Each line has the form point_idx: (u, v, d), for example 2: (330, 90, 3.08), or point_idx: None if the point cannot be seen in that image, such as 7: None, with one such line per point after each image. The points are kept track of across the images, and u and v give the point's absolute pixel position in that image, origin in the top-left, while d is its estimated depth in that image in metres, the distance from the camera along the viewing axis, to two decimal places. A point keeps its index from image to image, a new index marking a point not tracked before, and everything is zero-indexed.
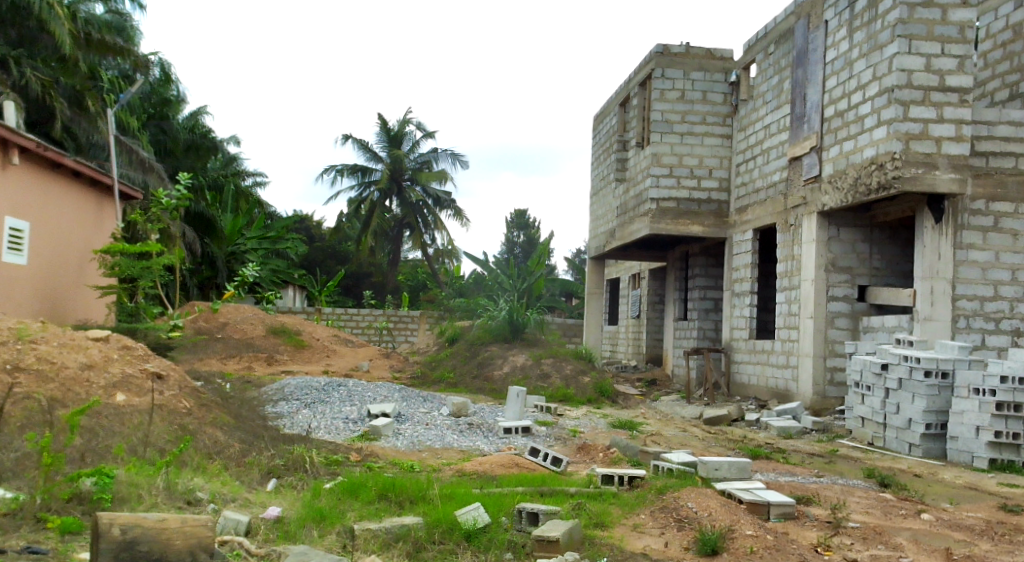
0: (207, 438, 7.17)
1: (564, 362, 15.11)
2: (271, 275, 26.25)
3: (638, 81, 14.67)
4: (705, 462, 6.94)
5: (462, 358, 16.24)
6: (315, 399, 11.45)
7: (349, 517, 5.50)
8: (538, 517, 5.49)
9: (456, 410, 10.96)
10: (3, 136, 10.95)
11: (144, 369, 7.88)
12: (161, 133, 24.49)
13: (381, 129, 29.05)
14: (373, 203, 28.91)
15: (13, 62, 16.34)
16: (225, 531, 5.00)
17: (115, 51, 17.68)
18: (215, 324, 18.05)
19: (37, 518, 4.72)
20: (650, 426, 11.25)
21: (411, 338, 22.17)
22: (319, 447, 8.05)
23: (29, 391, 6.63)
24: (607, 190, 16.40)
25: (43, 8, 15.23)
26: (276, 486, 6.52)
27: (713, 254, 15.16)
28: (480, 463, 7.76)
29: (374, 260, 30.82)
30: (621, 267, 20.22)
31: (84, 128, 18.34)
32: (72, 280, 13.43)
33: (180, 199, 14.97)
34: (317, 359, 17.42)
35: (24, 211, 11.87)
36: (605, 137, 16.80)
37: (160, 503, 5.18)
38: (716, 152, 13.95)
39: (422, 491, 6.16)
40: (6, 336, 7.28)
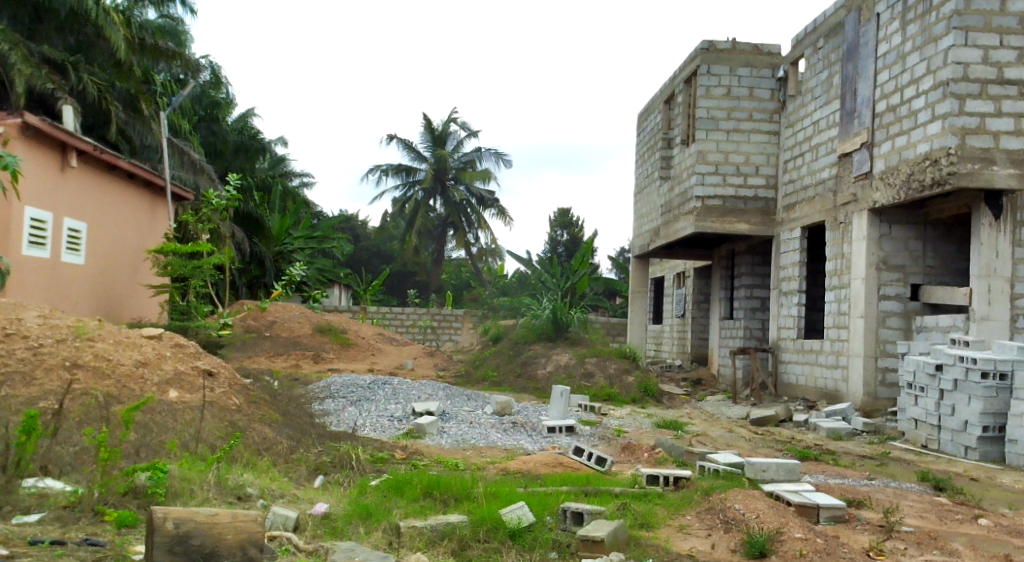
0: (256, 435, 7.29)
1: (607, 361, 15.05)
2: (317, 274, 26.57)
3: (683, 78, 14.54)
4: (752, 463, 6.89)
5: (506, 357, 16.28)
6: (360, 397, 11.58)
7: (395, 514, 5.54)
8: (583, 517, 5.48)
9: (500, 409, 10.98)
10: (62, 140, 11.21)
11: (196, 366, 8.04)
12: (211, 134, 24.89)
13: (425, 129, 29.29)
14: (417, 203, 29.13)
15: (71, 67, 16.75)
16: (274, 527, 5.08)
17: (168, 55, 18.03)
18: (263, 322, 18.31)
19: (95, 511, 4.85)
20: (695, 426, 11.16)
21: (456, 338, 22.13)
22: (365, 444, 8.14)
23: (87, 387, 6.81)
24: (652, 188, 16.27)
25: (100, 14, 15.59)
26: (323, 484, 6.59)
27: (759, 252, 14.97)
28: (524, 462, 7.78)
29: (419, 259, 31.00)
30: (666, 266, 20.05)
31: (138, 130, 18.75)
32: (127, 279, 13.75)
33: (230, 200, 15.24)
34: (363, 357, 17.61)
35: (82, 212, 12.15)
36: (649, 135, 16.66)
37: (212, 498, 5.31)
38: (763, 149, 13.79)
39: (467, 489, 6.19)
40: (65, 333, 7.48)
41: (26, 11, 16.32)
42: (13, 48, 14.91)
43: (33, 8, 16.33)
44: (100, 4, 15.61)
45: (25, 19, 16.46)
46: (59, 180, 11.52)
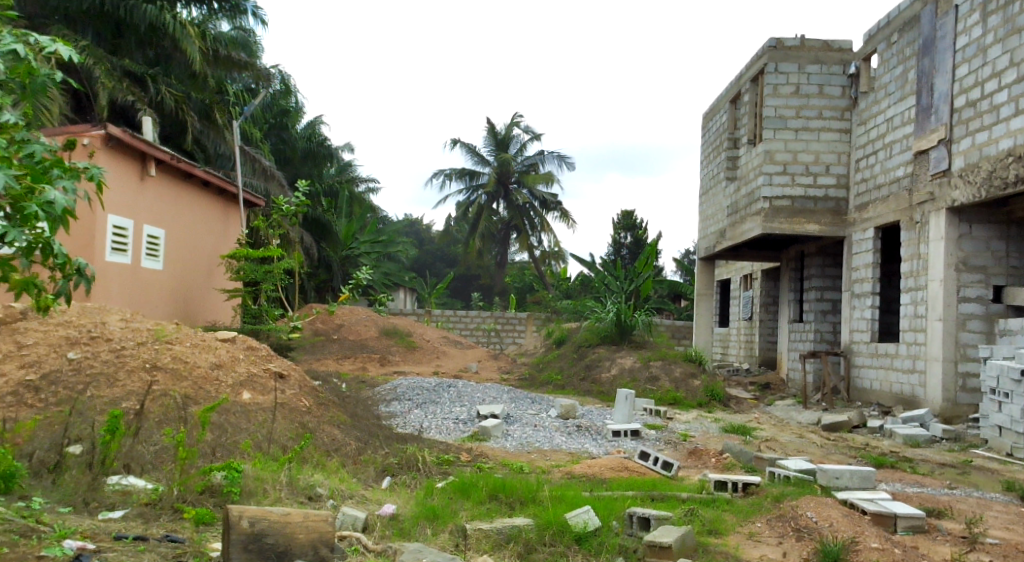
0: (326, 436, 7.43)
1: (673, 364, 14.90)
2: (383, 277, 26.93)
3: (750, 77, 14.33)
4: (825, 470, 6.75)
5: (570, 360, 16.27)
6: (425, 399, 11.69)
7: (461, 517, 5.57)
8: (650, 522, 5.45)
9: (564, 412, 10.97)
10: (142, 149, 11.59)
11: (268, 369, 8.26)
12: (281, 142, 25.51)
13: (489, 133, 29.52)
14: (480, 206, 29.34)
15: (149, 80, 17.36)
16: (344, 526, 5.17)
17: (240, 66, 18.53)
18: (331, 326, 18.65)
19: (174, 509, 4.98)
20: (764, 431, 10.96)
21: (519, 341, 22.16)
22: (431, 446, 8.22)
23: (166, 389, 7.03)
24: (717, 189, 16.05)
25: (176, 28, 16.16)
26: (391, 484, 6.68)
27: (830, 253, 14.63)
28: (589, 465, 7.76)
29: (483, 262, 31.14)
30: (732, 268, 19.77)
31: (212, 139, 19.32)
32: (202, 284, 14.13)
33: (299, 206, 15.55)
34: (428, 360, 17.78)
35: (160, 219, 12.54)
36: (715, 135, 16.43)
37: (283, 497, 5.43)
38: (833, 148, 13.46)
39: (532, 492, 6.20)
40: (145, 337, 7.78)
41: (109, 27, 16.96)
42: (97, 63, 15.52)
43: (114, 24, 16.96)
44: (176, 18, 16.28)
45: (108, 34, 17.16)
46: (139, 188, 11.91)
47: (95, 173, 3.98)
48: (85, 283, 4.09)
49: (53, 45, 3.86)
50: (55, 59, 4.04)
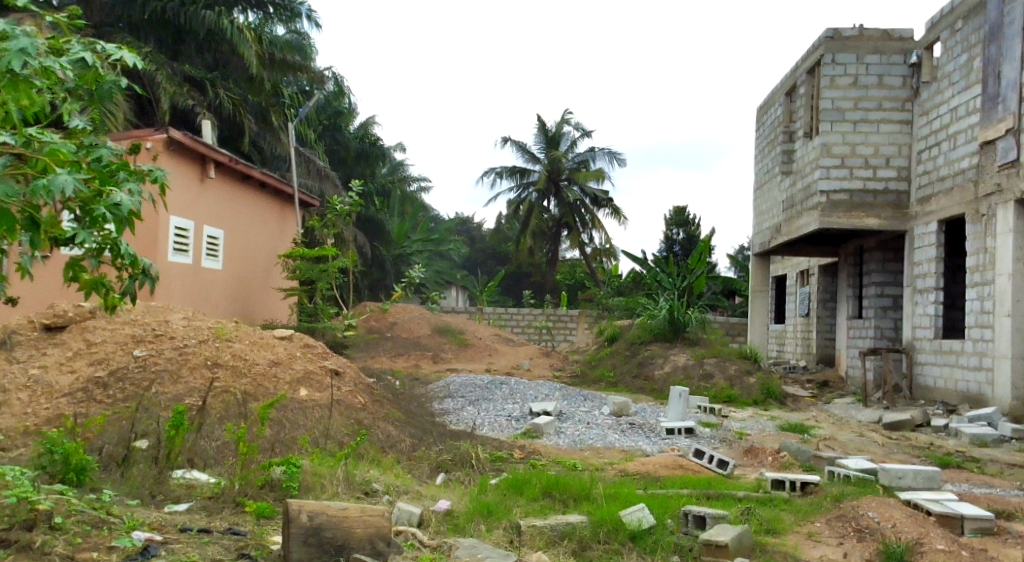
0: (381, 432, 7.53)
1: (727, 362, 14.72)
2: (434, 276, 27.11)
3: (806, 68, 14.10)
4: (887, 470, 6.62)
5: (622, 357, 16.19)
6: (478, 396, 11.76)
7: (515, 513, 5.60)
8: (705, 520, 5.40)
9: (617, 409, 10.94)
10: (202, 152, 11.86)
11: (324, 366, 8.41)
12: (335, 142, 25.89)
13: (540, 131, 29.51)
14: (531, 204, 29.36)
15: (208, 84, 17.76)
16: (400, 522, 5.22)
17: (295, 68, 18.74)
18: (384, 323, 18.85)
19: (236, 502, 5.10)
20: (823, 429, 10.78)
21: (571, 338, 22.11)
22: (484, 443, 8.27)
23: (226, 385, 7.20)
24: (772, 183, 15.80)
25: (234, 33, 16.56)
26: (445, 481, 6.73)
27: (891, 248, 14.30)
28: (643, 463, 7.72)
29: (534, 260, 31.12)
30: (788, 264, 19.46)
31: (268, 141, 19.69)
32: (259, 284, 14.40)
33: (353, 205, 15.76)
34: (480, 358, 17.86)
35: (219, 220, 12.82)
36: (769, 128, 16.18)
37: (341, 493, 5.52)
38: (894, 140, 13.15)
39: (586, 489, 6.19)
40: (206, 334, 7.99)
41: (170, 32, 17.43)
42: (158, 68, 15.95)
43: (175, 30, 17.42)
44: (234, 23, 16.68)
45: (169, 40, 17.64)
46: (199, 191, 12.19)
47: (159, 176, 4.10)
48: (150, 282, 4.18)
49: (118, 53, 3.97)
50: (121, 66, 4.16)
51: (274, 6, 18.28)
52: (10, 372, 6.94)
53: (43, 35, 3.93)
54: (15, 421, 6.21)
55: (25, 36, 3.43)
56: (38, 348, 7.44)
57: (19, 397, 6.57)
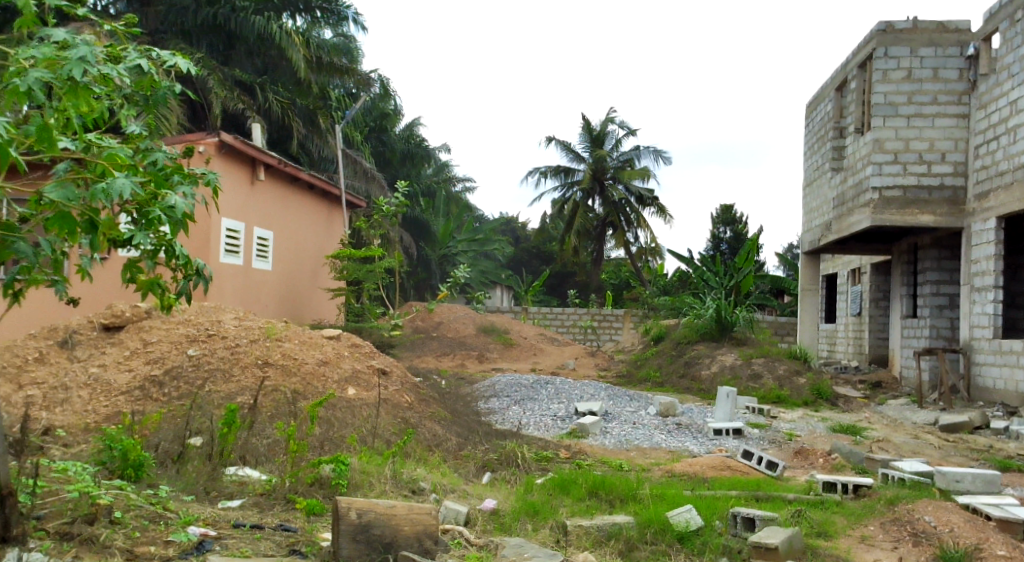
0: (427, 431, 7.59)
1: (776, 362, 14.53)
2: (479, 275, 27.21)
3: (857, 63, 13.88)
4: (944, 473, 6.48)
5: (669, 357, 16.08)
6: (524, 395, 11.78)
7: (562, 513, 5.60)
8: (754, 523, 5.35)
9: (664, 410, 10.87)
10: (252, 154, 12.07)
11: (371, 365, 8.52)
12: (381, 144, 26.16)
13: (584, 129, 29.42)
14: (576, 203, 29.29)
15: (258, 88, 18.10)
16: (446, 520, 5.25)
17: (342, 71, 18.96)
18: (430, 323, 18.98)
19: (287, 500, 5.18)
20: (875, 431, 10.58)
21: (616, 338, 22.01)
22: (530, 443, 8.28)
23: (277, 384, 7.32)
24: (822, 180, 15.54)
25: (283, 38, 16.84)
26: (491, 480, 6.75)
27: (947, 245, 13.98)
28: (691, 464, 7.66)
29: (579, 260, 31.03)
30: (839, 262, 19.14)
31: (316, 144, 19.97)
32: (308, 284, 14.60)
33: (400, 206, 15.90)
34: (525, 358, 17.88)
35: (269, 221, 13.03)
36: (819, 124, 15.93)
37: (389, 491, 5.58)
38: (950, 134, 12.83)
39: (632, 490, 6.16)
40: (257, 334, 8.13)
41: (221, 38, 17.79)
42: (210, 73, 16.29)
43: (226, 35, 17.78)
44: (283, 27, 16.95)
45: (220, 46, 18.00)
46: (249, 193, 12.41)
47: (211, 178, 4.20)
48: (203, 283, 4.27)
49: (173, 58, 4.06)
50: (175, 72, 4.26)
51: (322, 10, 18.51)
52: (71, 371, 7.15)
53: (100, 43, 4.05)
54: (76, 419, 6.38)
55: (84, 44, 3.53)
56: (98, 348, 7.68)
57: (80, 395, 6.77)
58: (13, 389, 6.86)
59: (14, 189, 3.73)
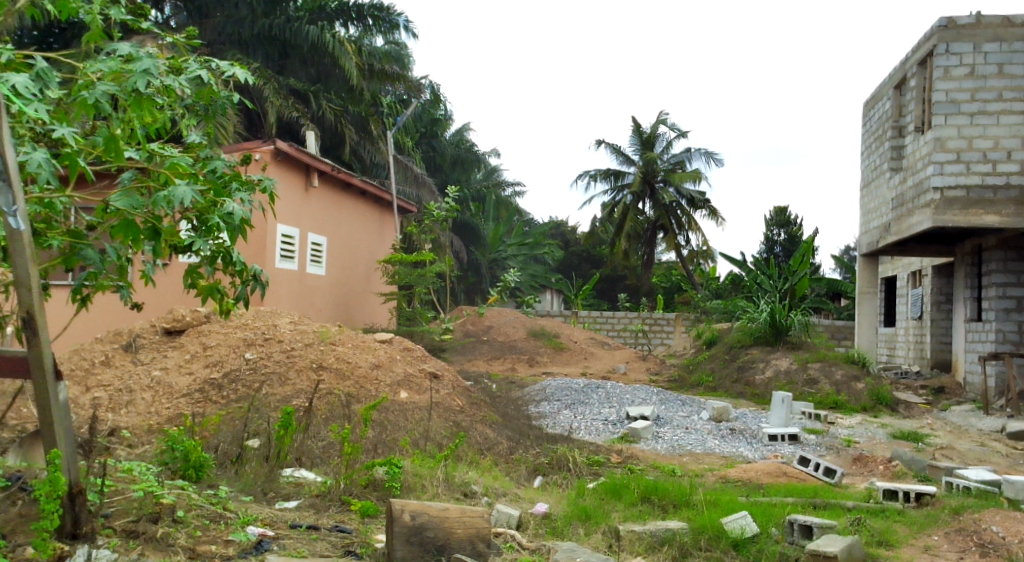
0: (479, 434, 7.64)
1: (834, 366, 14.27)
2: (529, 279, 27.22)
3: (917, 60, 13.57)
4: (1012, 482, 6.29)
5: (722, 361, 15.90)
6: (575, 399, 11.76)
7: (614, 518, 5.57)
8: (812, 530, 5.24)
9: (717, 414, 10.75)
10: (306, 161, 12.26)
11: (423, 369, 8.61)
12: (432, 149, 26.42)
13: (635, 132, 29.29)
14: (626, 206, 29.14)
15: (312, 96, 18.47)
16: (499, 523, 5.26)
17: (394, 78, 19.17)
18: (481, 327, 19.06)
19: (342, 501, 5.24)
20: (938, 438, 10.31)
21: (668, 341, 21.84)
22: (582, 447, 8.26)
23: (331, 388, 7.43)
24: (880, 181, 15.20)
25: (336, 46, 17.11)
26: (542, 484, 6.76)
27: (1013, 245, 13.57)
28: (745, 470, 7.56)
29: (629, 263, 30.83)
30: (898, 265, 18.72)
31: (368, 150, 20.22)
32: (361, 288, 14.76)
33: (451, 211, 16.01)
34: (576, 362, 17.84)
35: (322, 227, 13.21)
36: (877, 124, 15.60)
37: (441, 493, 5.62)
38: (1015, 132, 12.45)
39: (686, 495, 6.11)
40: (312, 338, 8.28)
41: (277, 48, 18.16)
42: (266, 82, 16.64)
43: (281, 45, 18.14)
44: (336, 36, 17.23)
45: (275, 55, 18.36)
46: (304, 199, 12.62)
47: (269, 185, 4.29)
48: (260, 288, 4.33)
49: (231, 69, 4.15)
50: (233, 83, 4.36)
51: (374, 18, 18.65)
52: (135, 374, 7.36)
53: (163, 56, 4.17)
54: (140, 420, 6.56)
55: (148, 56, 3.63)
56: (160, 351, 7.89)
57: (143, 397, 6.95)
58: (81, 391, 7.08)
59: (82, 197, 3.86)
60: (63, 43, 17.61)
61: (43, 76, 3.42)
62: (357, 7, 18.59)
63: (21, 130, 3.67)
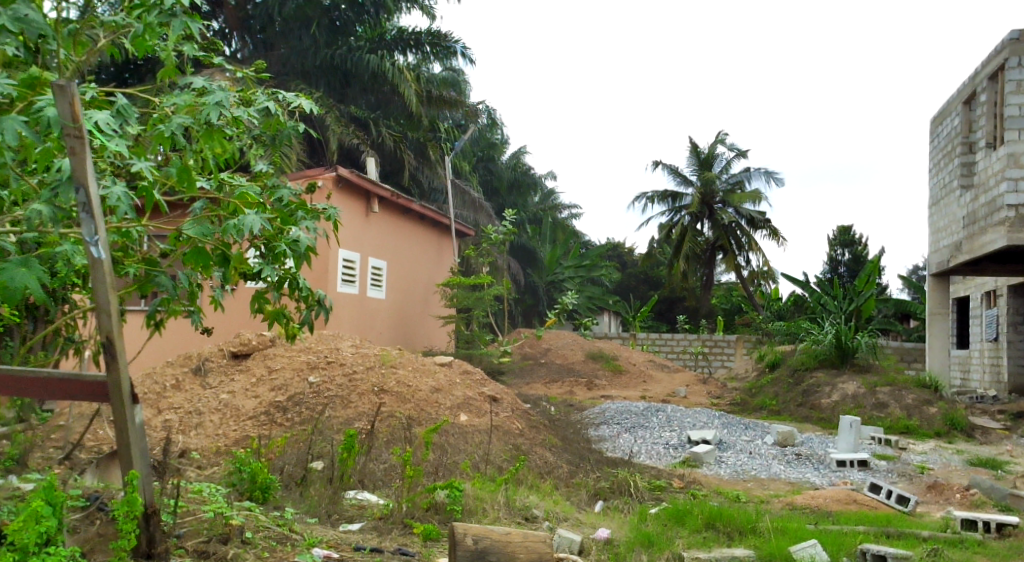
0: (539, 458, 7.60)
1: (904, 391, 13.86)
2: (587, 301, 27.11)
3: (987, 74, 13.16)
4: None
5: (785, 385, 15.56)
6: (634, 423, 11.63)
7: (678, 544, 5.48)
8: (886, 560, 5.09)
9: (782, 439, 10.53)
10: (366, 187, 12.44)
11: (482, 393, 8.63)
12: (489, 173, 26.70)
13: (692, 153, 29.10)
14: (684, 227, 28.88)
15: (372, 123, 18.80)
16: (560, 549, 5.22)
17: (452, 104, 19.36)
18: (539, 350, 19.04)
19: (404, 524, 5.25)
20: (1018, 466, 9.90)
21: (728, 364, 21.49)
22: (643, 471, 8.15)
23: (392, 411, 7.48)
24: (951, 199, 14.79)
25: (395, 74, 17.57)
26: (604, 509, 6.67)
27: None
28: (814, 496, 7.37)
29: (687, 285, 30.42)
30: (970, 284, 18.15)
31: (426, 175, 20.45)
32: (419, 311, 14.88)
33: (508, 234, 16.08)
34: (635, 385, 17.65)
35: (382, 251, 13.38)
36: (946, 140, 15.18)
37: (502, 517, 5.61)
38: None
39: (752, 522, 5.97)
40: (373, 361, 8.37)
41: (338, 77, 18.57)
42: (328, 111, 17.00)
43: (343, 74, 18.54)
44: (396, 65, 17.73)
45: (337, 84, 18.74)
46: (364, 224, 12.80)
47: (333, 213, 4.36)
48: (324, 313, 4.37)
49: (297, 100, 4.25)
50: (299, 112, 4.46)
51: (432, 45, 18.83)
52: (204, 397, 7.52)
53: (233, 89, 4.29)
54: (208, 442, 6.68)
55: (220, 89, 3.76)
56: (227, 375, 8.05)
57: (212, 420, 7.11)
58: (153, 413, 7.26)
59: (156, 225, 3.97)
60: (138, 78, 18.31)
61: (123, 112, 3.53)
62: (415, 35, 18.83)
63: (103, 163, 3.81)
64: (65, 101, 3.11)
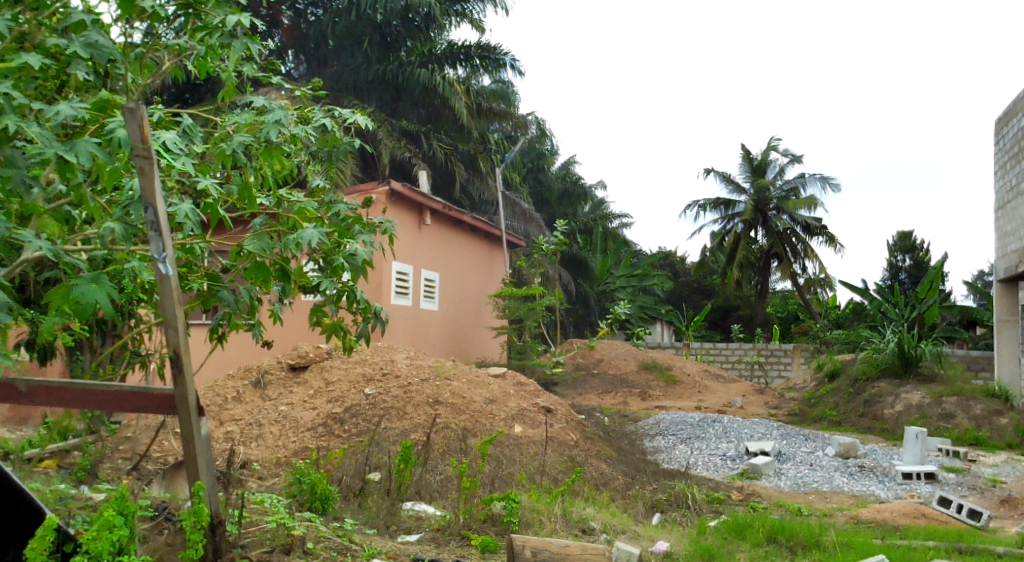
0: (595, 470, 7.55)
1: (971, 401, 13.45)
2: (639, 311, 26.92)
3: None
4: None
5: (846, 395, 15.21)
6: (690, 434, 11.48)
7: (738, 559, 5.38)
8: None
9: (843, 450, 10.28)
10: (418, 200, 12.53)
11: (536, 404, 8.61)
12: (538, 183, 27.06)
13: (745, 160, 28.77)
14: (737, 235, 28.53)
15: (423, 136, 18.99)
16: (619, 560, 5.14)
17: (502, 116, 19.45)
18: (591, 360, 18.97)
19: (461, 535, 5.26)
20: None
21: (785, 373, 21.09)
22: (701, 483, 8.03)
23: (447, 422, 7.51)
24: (1018, 202, 14.31)
25: (446, 87, 17.76)
26: (661, 521, 6.57)
27: None
28: (879, 510, 7.18)
29: (741, 293, 29.99)
30: None
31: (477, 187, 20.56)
32: (472, 323, 14.94)
33: (560, 244, 16.06)
34: (690, 395, 17.43)
35: (435, 263, 13.47)
36: (1012, 141, 14.69)
37: (559, 529, 5.57)
38: None
39: (815, 536, 5.84)
40: (428, 373, 8.41)
41: (390, 92, 18.79)
42: (380, 125, 17.21)
43: (394, 89, 18.76)
44: (446, 78, 17.90)
45: (388, 98, 18.95)
46: (417, 236, 12.90)
47: (389, 226, 4.40)
48: (381, 326, 4.40)
49: (352, 116, 4.30)
50: (354, 128, 4.51)
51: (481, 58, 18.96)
52: (264, 409, 7.65)
53: (291, 107, 4.36)
54: (269, 453, 6.78)
55: (279, 108, 3.82)
56: (285, 388, 8.17)
57: (272, 431, 7.21)
58: (215, 425, 7.41)
59: (219, 241, 4.04)
60: (198, 98, 18.78)
61: (188, 132, 3.60)
62: (464, 48, 18.94)
63: (169, 182, 3.90)
64: (134, 122, 3.18)
